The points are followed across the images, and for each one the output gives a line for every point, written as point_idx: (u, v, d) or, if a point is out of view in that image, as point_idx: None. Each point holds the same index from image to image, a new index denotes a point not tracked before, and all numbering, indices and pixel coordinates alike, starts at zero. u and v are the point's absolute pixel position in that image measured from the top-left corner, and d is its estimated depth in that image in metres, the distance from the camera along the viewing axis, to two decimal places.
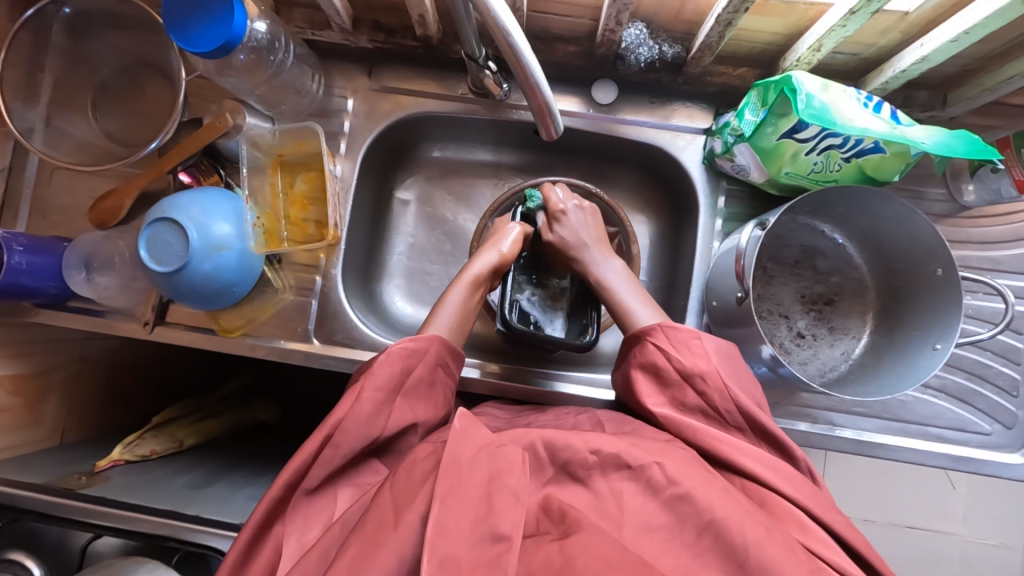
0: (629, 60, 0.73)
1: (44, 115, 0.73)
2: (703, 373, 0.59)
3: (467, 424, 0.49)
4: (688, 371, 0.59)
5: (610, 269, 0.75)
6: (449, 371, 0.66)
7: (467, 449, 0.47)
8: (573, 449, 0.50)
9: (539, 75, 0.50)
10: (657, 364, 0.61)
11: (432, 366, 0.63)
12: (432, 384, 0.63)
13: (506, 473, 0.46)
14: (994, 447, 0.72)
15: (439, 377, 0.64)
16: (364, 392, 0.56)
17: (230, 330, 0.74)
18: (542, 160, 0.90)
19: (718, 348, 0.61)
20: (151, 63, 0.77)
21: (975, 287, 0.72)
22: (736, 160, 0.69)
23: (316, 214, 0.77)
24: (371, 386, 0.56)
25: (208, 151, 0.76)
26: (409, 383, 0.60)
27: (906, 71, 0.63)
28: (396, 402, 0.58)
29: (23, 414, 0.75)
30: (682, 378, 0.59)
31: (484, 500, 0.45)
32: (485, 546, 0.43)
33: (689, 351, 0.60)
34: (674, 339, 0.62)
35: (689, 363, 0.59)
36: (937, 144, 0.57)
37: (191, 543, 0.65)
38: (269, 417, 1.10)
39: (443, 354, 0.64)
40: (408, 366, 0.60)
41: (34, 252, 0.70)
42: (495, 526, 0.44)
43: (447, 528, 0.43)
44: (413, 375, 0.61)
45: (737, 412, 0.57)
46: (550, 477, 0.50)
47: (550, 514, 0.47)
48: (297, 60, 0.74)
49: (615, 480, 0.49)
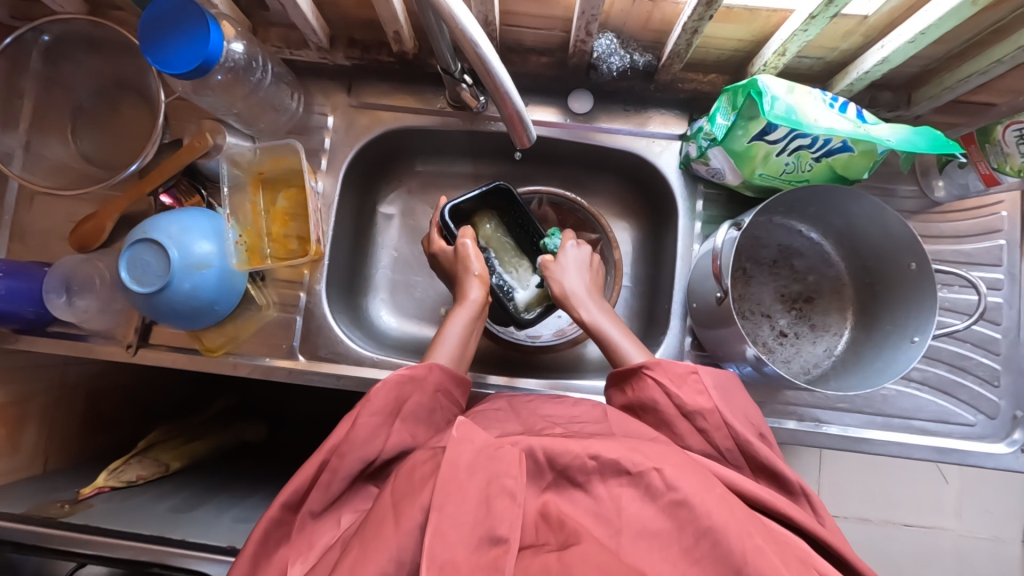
0: (601, 69, 0.75)
1: (23, 140, 0.73)
2: (702, 410, 0.58)
3: (465, 431, 0.47)
4: (687, 408, 0.58)
5: (600, 311, 0.71)
6: (449, 395, 0.63)
7: (465, 454, 0.46)
8: (572, 454, 0.47)
9: (505, 77, 0.50)
10: (655, 401, 0.60)
11: (432, 390, 0.61)
12: (432, 408, 0.60)
13: (503, 475, 0.45)
14: (977, 438, 0.73)
15: (439, 401, 0.61)
16: (360, 418, 0.54)
17: (212, 349, 0.74)
18: (522, 171, 0.92)
19: (716, 382, 0.60)
20: (131, 86, 0.78)
21: (951, 280, 0.73)
22: (711, 163, 0.70)
23: (297, 229, 0.78)
24: (368, 411, 0.54)
25: (188, 171, 0.76)
26: (407, 409, 0.58)
27: (869, 72, 0.65)
28: (396, 426, 0.56)
29: (2, 443, 0.74)
30: (681, 414, 0.58)
31: (481, 504, 0.43)
32: (481, 552, 0.42)
33: (689, 388, 0.59)
34: (672, 375, 0.60)
35: (688, 399, 0.58)
36: (901, 141, 0.58)
37: (176, 567, 0.63)
38: (257, 438, 1.09)
39: (443, 380, 0.62)
40: (404, 392, 0.58)
41: (12, 276, 0.69)
42: (493, 528, 0.43)
43: (445, 533, 0.41)
44: (411, 402, 0.58)
45: (737, 451, 0.56)
46: (549, 482, 0.48)
47: (548, 523, 0.45)
48: (275, 79, 0.75)
49: (614, 486, 0.47)
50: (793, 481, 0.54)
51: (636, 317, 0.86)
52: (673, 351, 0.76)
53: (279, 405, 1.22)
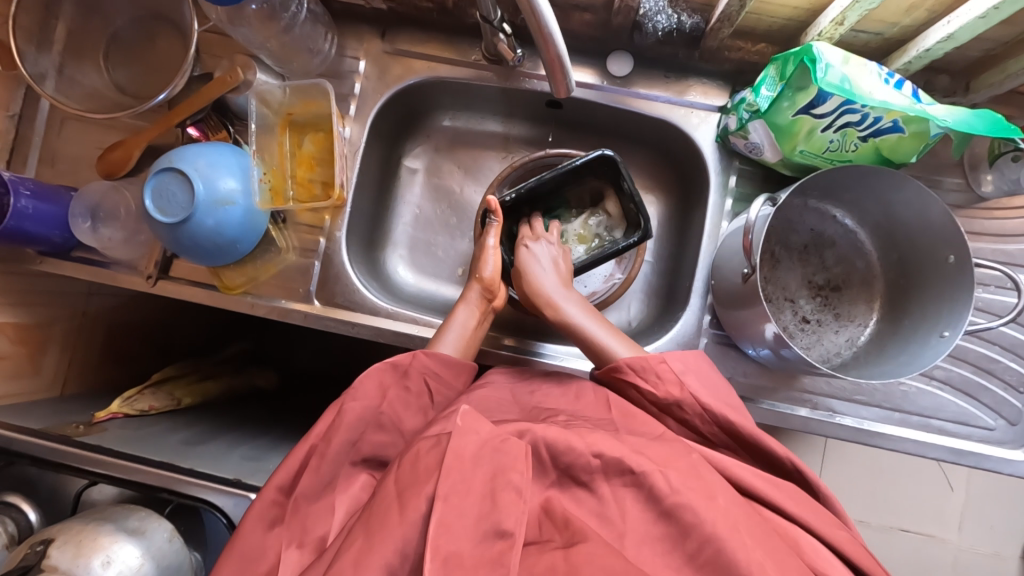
0: (646, 28, 0.72)
1: (56, 63, 0.73)
2: (676, 402, 0.58)
3: (469, 421, 0.48)
4: (661, 402, 0.58)
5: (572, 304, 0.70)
6: (444, 382, 0.64)
7: (470, 445, 0.46)
8: (576, 452, 0.48)
9: (553, 27, 0.51)
10: (632, 399, 0.60)
11: (417, 376, 0.62)
12: (423, 395, 0.62)
13: (510, 470, 0.46)
14: (996, 443, 0.71)
15: (429, 389, 0.62)
16: (345, 405, 0.56)
17: (231, 288, 0.74)
18: (552, 135, 0.90)
19: (685, 366, 0.60)
20: (165, 16, 0.76)
21: (988, 280, 0.70)
22: (750, 138, 0.67)
23: (321, 174, 0.78)
24: (353, 398, 0.56)
25: (216, 106, 0.75)
26: (394, 395, 0.59)
27: (930, 50, 0.61)
28: (384, 410, 0.58)
29: (24, 363, 0.75)
30: (659, 408, 0.59)
31: (486, 498, 0.44)
32: (487, 544, 0.43)
33: (659, 380, 0.59)
34: (640, 368, 0.60)
35: (662, 393, 0.58)
36: (958, 122, 0.57)
37: (184, 494, 0.65)
38: (266, 383, 1.11)
39: (431, 367, 0.63)
40: (388, 380, 0.59)
41: (41, 198, 0.70)
42: (499, 523, 0.43)
43: (450, 524, 0.43)
44: (395, 389, 0.60)
45: (722, 433, 0.56)
46: (553, 480, 0.50)
47: (553, 520, 0.47)
48: (311, 17, 0.74)
49: (618, 487, 0.48)
50: (782, 456, 0.54)
51: (656, 294, 0.85)
52: (691, 329, 0.74)
53: (290, 353, 1.23)
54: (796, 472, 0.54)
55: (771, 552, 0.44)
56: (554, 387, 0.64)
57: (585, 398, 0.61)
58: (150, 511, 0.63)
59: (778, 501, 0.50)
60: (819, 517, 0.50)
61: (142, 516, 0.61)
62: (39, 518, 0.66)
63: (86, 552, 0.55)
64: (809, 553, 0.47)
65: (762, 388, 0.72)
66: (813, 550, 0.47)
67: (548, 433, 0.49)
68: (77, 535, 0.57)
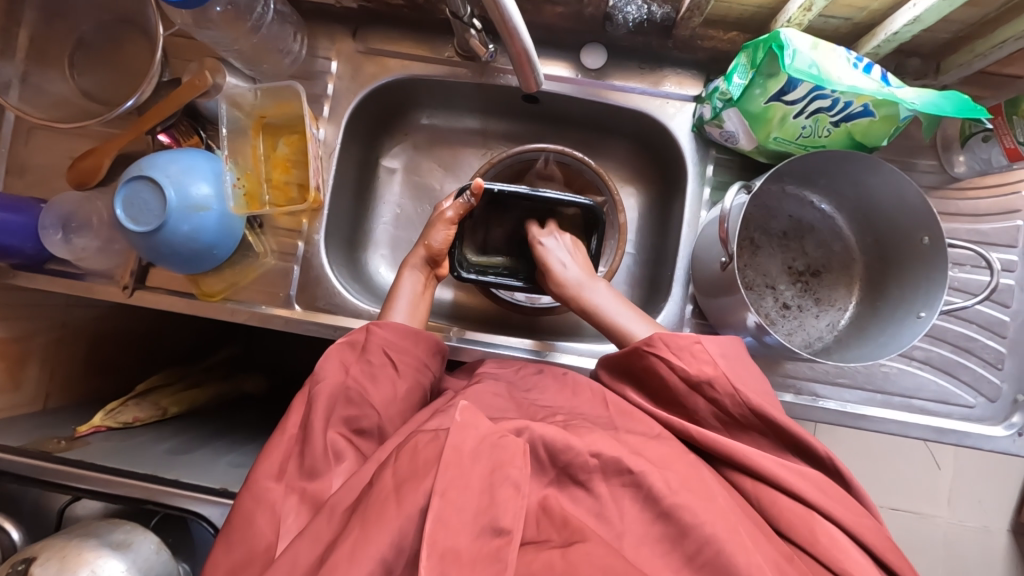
0: (617, 20, 0.72)
1: (21, 71, 0.71)
2: (708, 380, 0.55)
3: (469, 416, 0.48)
4: (693, 379, 0.56)
5: (599, 293, 0.71)
6: (406, 352, 0.64)
7: (469, 441, 0.46)
8: (574, 451, 0.48)
9: (518, 19, 0.50)
10: (661, 375, 0.58)
11: (377, 350, 0.62)
12: (387, 366, 0.61)
13: (508, 465, 0.45)
14: (976, 420, 0.72)
15: (393, 359, 0.62)
16: (310, 392, 0.56)
17: (211, 294, 0.73)
18: (530, 130, 0.89)
19: (720, 349, 0.57)
20: (133, 21, 0.75)
21: (964, 260, 0.71)
22: (725, 126, 0.68)
23: (298, 176, 0.76)
24: (315, 383, 0.56)
25: (188, 111, 0.74)
26: (358, 372, 0.59)
27: (898, 33, 0.61)
28: (350, 385, 0.57)
29: (2, 379, 0.74)
30: (690, 386, 0.56)
31: (485, 493, 0.44)
32: (485, 540, 0.43)
33: (693, 358, 0.57)
34: (673, 347, 0.58)
35: (694, 370, 0.56)
36: (925, 104, 0.57)
37: (169, 506, 0.64)
38: (253, 389, 1.10)
39: (388, 340, 0.63)
40: (348, 359, 0.60)
41: (9, 210, 0.69)
42: (496, 519, 0.43)
43: (449, 521, 0.42)
44: (357, 366, 0.60)
45: (752, 416, 0.54)
46: (551, 478, 0.49)
47: (551, 518, 0.46)
48: (279, 18, 0.73)
49: (615, 485, 0.48)
50: (811, 444, 0.53)
51: (639, 286, 0.85)
52: (674, 320, 0.75)
53: (277, 359, 1.22)
54: (826, 460, 0.53)
55: (766, 552, 0.45)
56: (551, 381, 0.64)
57: (583, 393, 0.61)
58: (136, 524, 0.62)
59: (793, 489, 0.50)
60: (839, 507, 0.50)
61: (128, 530, 0.60)
62: (23, 536, 0.65)
63: (71, 567, 0.55)
64: (825, 543, 0.47)
65: None
66: (831, 539, 0.47)
67: (547, 432, 0.49)
68: (61, 551, 0.56)
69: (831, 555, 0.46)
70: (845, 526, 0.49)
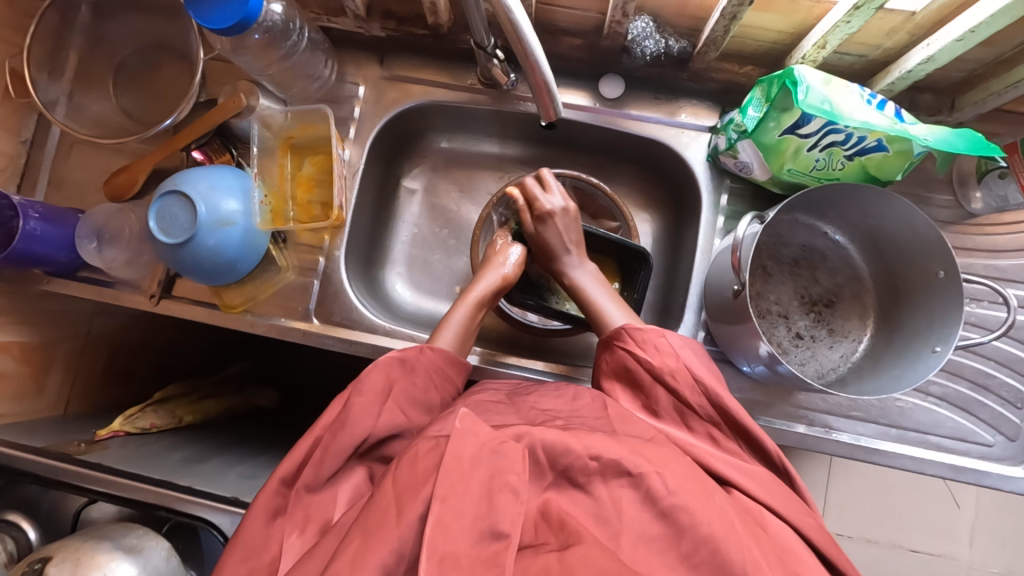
0: (635, 52, 0.75)
1: (67, 90, 0.75)
2: (673, 372, 0.58)
3: (468, 424, 0.48)
4: (657, 371, 0.59)
5: (585, 274, 0.74)
6: (446, 378, 0.65)
7: (468, 447, 0.47)
8: (573, 454, 0.49)
9: (539, 54, 0.53)
10: (628, 366, 0.60)
11: (424, 371, 0.63)
12: (428, 390, 0.62)
13: (506, 472, 0.46)
14: (995, 459, 0.70)
15: (435, 383, 0.63)
16: (353, 402, 0.56)
17: (232, 306, 0.76)
18: (548, 154, 0.91)
19: (683, 343, 0.60)
20: (172, 46, 0.80)
21: (980, 295, 0.71)
22: (739, 157, 0.69)
23: (321, 195, 0.79)
24: (359, 393, 0.57)
25: (221, 131, 0.78)
26: (400, 391, 0.59)
27: (912, 71, 0.63)
28: (389, 405, 0.57)
29: (28, 382, 0.77)
30: (654, 377, 0.58)
31: (484, 498, 0.45)
32: (484, 544, 0.43)
33: (657, 351, 0.59)
34: (640, 339, 0.61)
35: (658, 362, 0.59)
36: (939, 141, 0.58)
37: (181, 512, 0.65)
38: (267, 401, 1.11)
39: (435, 362, 0.64)
40: (394, 374, 0.60)
41: (48, 221, 0.72)
42: (495, 524, 0.44)
43: (448, 525, 0.43)
44: (400, 384, 0.60)
45: (711, 410, 0.57)
46: (550, 482, 0.50)
47: (549, 522, 0.46)
48: (311, 45, 0.76)
49: (614, 487, 0.48)
50: (767, 445, 0.55)
51: (652, 309, 0.85)
52: None
53: (290, 372, 1.24)
54: (774, 459, 0.56)
55: (767, 551, 0.45)
56: (552, 391, 0.64)
57: (583, 399, 0.60)
58: (148, 530, 0.63)
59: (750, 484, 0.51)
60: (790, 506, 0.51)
61: (140, 534, 0.62)
62: (39, 536, 0.66)
63: (84, 569, 0.56)
64: (780, 538, 0.47)
65: (758, 404, 0.73)
66: (779, 530, 0.48)
67: (546, 437, 0.49)
68: (75, 553, 0.57)
69: (786, 549, 0.46)
70: (798, 525, 0.50)
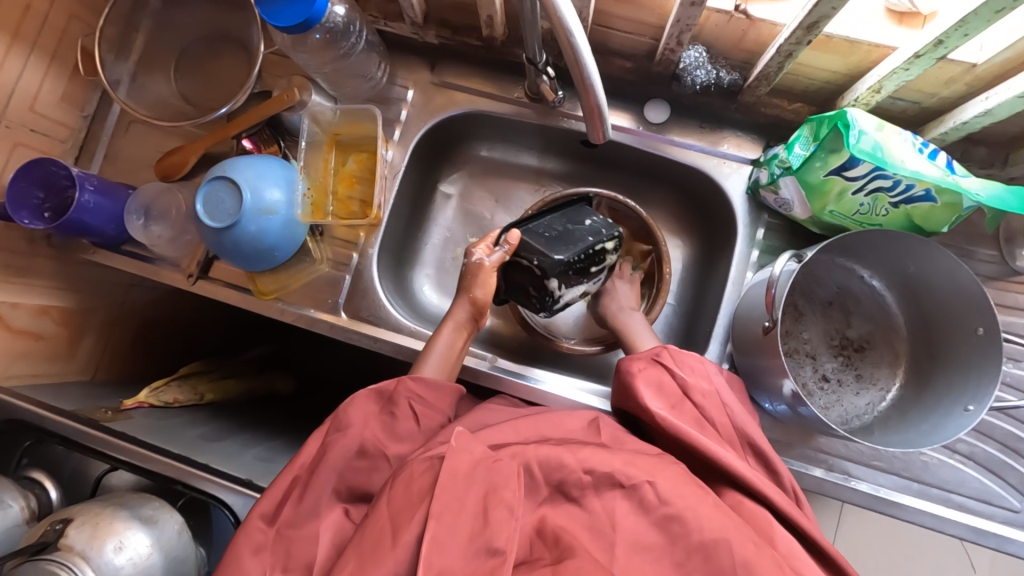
0: (685, 81, 0.75)
1: (130, 71, 0.78)
2: (703, 392, 0.60)
3: (463, 442, 0.49)
4: (691, 388, 0.60)
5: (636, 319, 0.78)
6: (431, 406, 0.63)
7: (463, 464, 0.47)
8: (567, 468, 0.49)
9: (595, 77, 0.54)
10: (663, 378, 0.60)
11: (403, 403, 0.61)
12: (408, 419, 0.61)
13: (502, 488, 0.46)
14: (1020, 526, 0.68)
15: (416, 413, 0.62)
16: (327, 436, 0.57)
17: (265, 292, 0.77)
18: (587, 172, 0.92)
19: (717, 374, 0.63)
20: (234, 35, 0.82)
21: (1018, 355, 0.69)
22: (780, 193, 0.69)
23: (360, 192, 0.81)
24: (336, 430, 0.58)
25: (271, 122, 0.80)
26: (374, 422, 0.60)
27: (967, 123, 0.62)
28: (362, 437, 0.58)
29: (63, 345, 0.80)
30: (685, 393, 0.59)
31: (479, 515, 0.46)
32: (479, 560, 0.44)
33: (693, 371, 0.61)
34: (679, 359, 0.62)
35: (693, 379, 0.60)
36: (990, 197, 0.57)
37: (196, 489, 0.67)
38: (284, 388, 1.12)
39: (416, 392, 0.62)
40: (373, 408, 0.60)
41: (101, 194, 0.75)
42: (490, 541, 0.44)
43: (443, 545, 0.44)
44: (374, 417, 0.60)
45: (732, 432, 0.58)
46: (545, 497, 0.49)
47: (544, 539, 0.47)
48: (368, 47, 0.78)
49: (608, 498, 0.48)
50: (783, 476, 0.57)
51: (673, 335, 0.85)
52: None
53: (308, 359, 1.25)
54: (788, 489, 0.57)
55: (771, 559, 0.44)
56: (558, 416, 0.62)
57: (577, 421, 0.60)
58: (163, 503, 0.65)
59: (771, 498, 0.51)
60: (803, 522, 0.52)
61: (157, 506, 0.63)
62: (59, 497, 0.68)
63: (101, 535, 0.57)
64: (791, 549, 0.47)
65: (777, 444, 0.72)
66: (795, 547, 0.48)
67: (541, 452, 0.49)
68: (94, 518, 0.59)
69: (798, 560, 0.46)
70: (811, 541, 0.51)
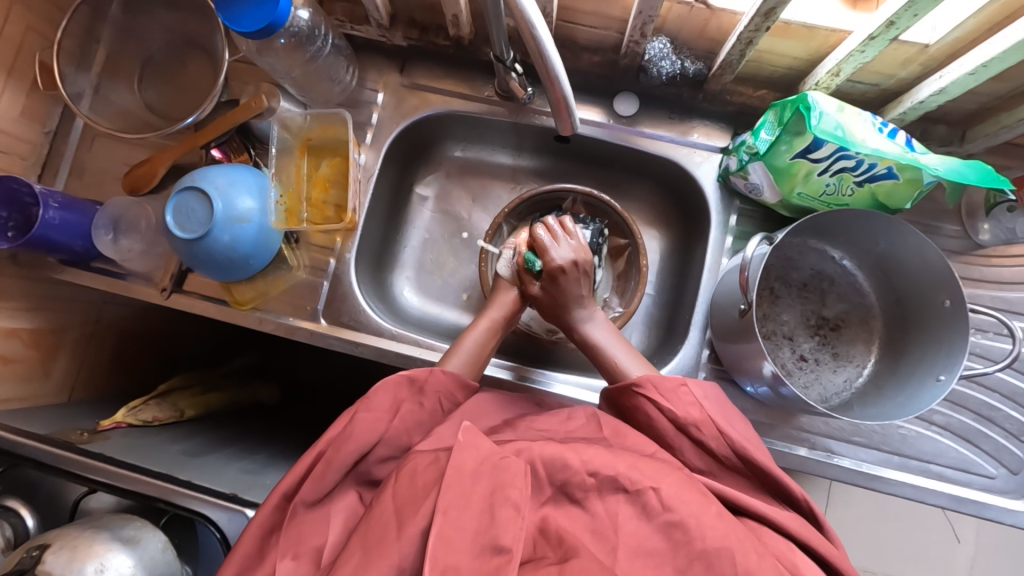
0: (651, 72, 0.76)
1: (94, 83, 0.77)
2: (696, 423, 0.57)
3: (470, 437, 0.49)
4: (680, 421, 0.58)
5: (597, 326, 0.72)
6: (456, 401, 0.64)
7: (471, 460, 0.47)
8: (572, 470, 0.49)
9: (560, 69, 0.54)
10: (648, 414, 0.59)
11: (433, 394, 0.62)
12: (436, 413, 0.61)
13: (509, 486, 0.46)
14: (997, 492, 0.70)
15: (442, 406, 0.62)
16: (358, 414, 0.56)
17: (241, 302, 0.76)
18: (560, 168, 0.93)
19: (706, 394, 0.59)
20: (198, 44, 0.81)
21: (986, 326, 0.71)
22: (749, 178, 0.70)
23: (336, 197, 0.80)
24: (366, 410, 0.57)
25: (241, 129, 0.79)
26: (404, 411, 0.59)
27: (924, 102, 0.64)
28: (392, 424, 0.57)
29: (35, 367, 0.77)
30: (677, 428, 0.58)
31: (485, 512, 0.45)
32: (485, 557, 0.43)
33: (679, 400, 0.58)
34: (663, 389, 0.59)
35: (680, 412, 0.58)
36: (949, 171, 0.59)
37: (179, 506, 0.65)
38: (269, 398, 1.12)
39: (445, 385, 0.63)
40: (403, 395, 0.60)
41: (67, 210, 0.73)
42: (497, 538, 0.44)
43: (449, 540, 0.43)
44: (405, 406, 0.59)
45: (735, 457, 0.56)
46: (548, 496, 0.49)
47: (548, 538, 0.47)
48: (335, 51, 0.78)
49: (611, 502, 0.48)
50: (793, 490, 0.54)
51: (654, 325, 0.86)
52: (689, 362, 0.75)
53: (292, 370, 1.24)
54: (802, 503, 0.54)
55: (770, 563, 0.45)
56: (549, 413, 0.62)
57: (577, 420, 0.60)
58: (146, 522, 0.63)
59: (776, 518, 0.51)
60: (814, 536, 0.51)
61: (139, 526, 0.61)
62: (36, 524, 0.66)
63: (81, 557, 0.56)
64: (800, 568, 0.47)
65: (761, 425, 0.73)
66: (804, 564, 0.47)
67: (545, 451, 0.50)
68: (73, 541, 0.57)
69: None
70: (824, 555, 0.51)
